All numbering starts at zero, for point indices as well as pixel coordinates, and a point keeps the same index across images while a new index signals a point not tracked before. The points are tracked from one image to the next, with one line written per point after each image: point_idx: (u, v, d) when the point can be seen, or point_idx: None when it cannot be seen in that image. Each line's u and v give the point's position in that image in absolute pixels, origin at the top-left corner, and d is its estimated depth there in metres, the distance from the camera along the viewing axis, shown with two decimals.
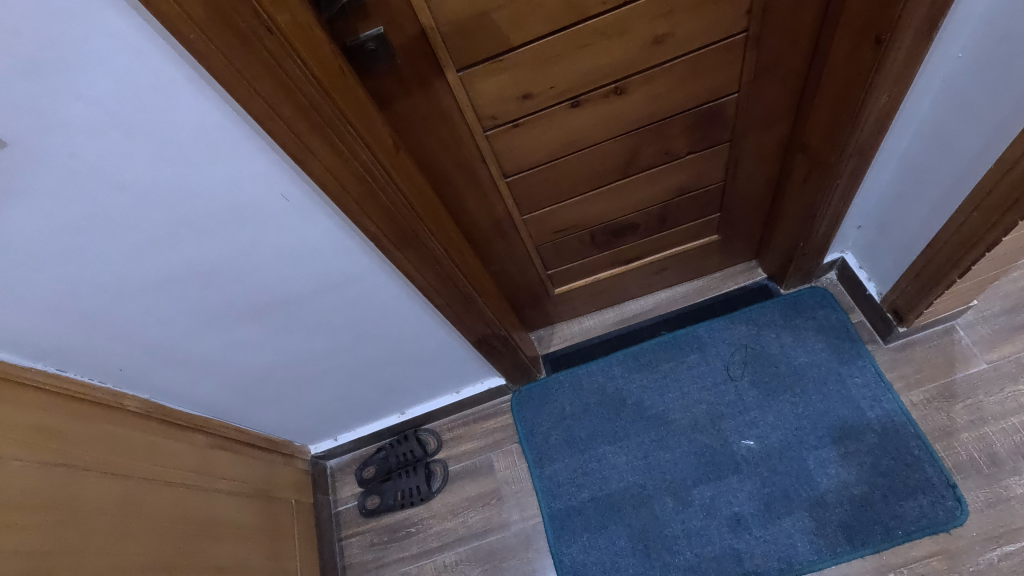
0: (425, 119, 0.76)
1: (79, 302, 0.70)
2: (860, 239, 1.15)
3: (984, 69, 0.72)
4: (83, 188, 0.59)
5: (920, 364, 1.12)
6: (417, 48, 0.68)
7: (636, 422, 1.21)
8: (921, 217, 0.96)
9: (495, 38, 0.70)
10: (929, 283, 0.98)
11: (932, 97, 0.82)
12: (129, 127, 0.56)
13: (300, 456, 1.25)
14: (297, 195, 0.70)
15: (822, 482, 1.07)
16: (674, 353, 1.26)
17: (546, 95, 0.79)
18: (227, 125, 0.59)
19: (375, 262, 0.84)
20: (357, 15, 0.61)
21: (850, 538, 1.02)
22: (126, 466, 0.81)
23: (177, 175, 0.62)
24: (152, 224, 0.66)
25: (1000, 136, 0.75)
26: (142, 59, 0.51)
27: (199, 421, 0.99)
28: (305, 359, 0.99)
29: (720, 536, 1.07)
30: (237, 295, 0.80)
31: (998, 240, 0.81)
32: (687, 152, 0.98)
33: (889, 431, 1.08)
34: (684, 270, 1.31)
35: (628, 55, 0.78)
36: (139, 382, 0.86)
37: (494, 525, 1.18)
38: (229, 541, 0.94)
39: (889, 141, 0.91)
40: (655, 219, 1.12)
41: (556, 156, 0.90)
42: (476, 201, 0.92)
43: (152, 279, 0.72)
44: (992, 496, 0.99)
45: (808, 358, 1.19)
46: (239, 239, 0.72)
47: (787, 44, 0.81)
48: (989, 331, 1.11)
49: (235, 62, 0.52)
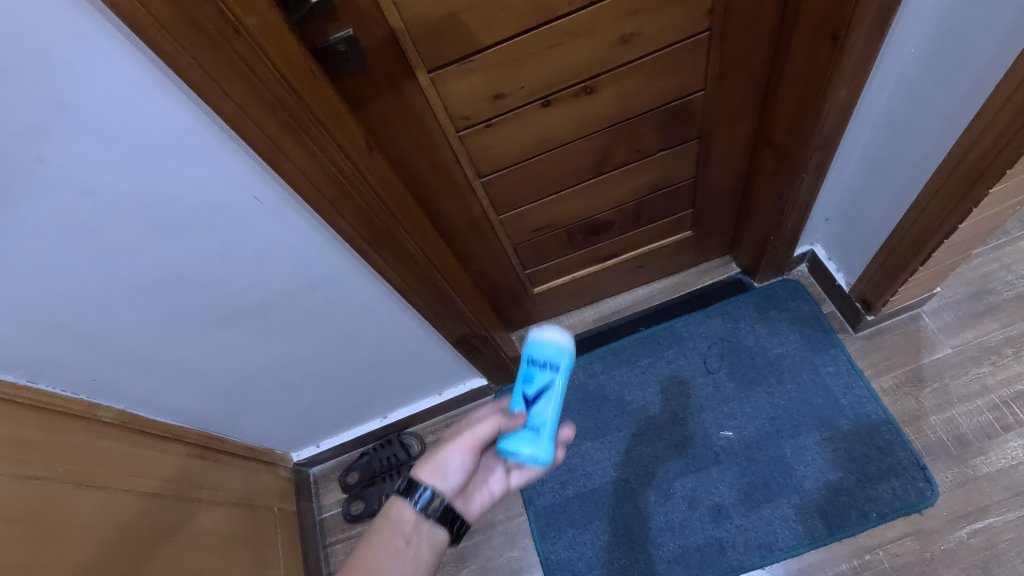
0: (398, 121, 0.76)
1: (52, 311, 0.69)
2: (828, 231, 1.18)
3: (935, 63, 0.76)
4: (50, 192, 0.58)
5: (889, 352, 1.16)
6: (388, 50, 0.68)
7: (617, 417, 1.22)
8: (883, 208, 0.99)
9: (465, 39, 0.71)
10: (894, 271, 1.01)
11: (889, 92, 0.85)
12: (99, 132, 0.56)
13: (282, 464, 1.24)
14: (270, 197, 0.70)
15: (799, 469, 1.10)
16: (653, 349, 1.28)
17: (518, 95, 0.81)
18: (199, 129, 0.60)
19: (352, 263, 0.84)
20: (327, 18, 0.62)
21: (828, 523, 1.04)
22: (103, 478, 0.79)
23: (148, 178, 0.62)
24: (124, 230, 0.65)
25: (952, 126, 0.79)
26: (110, 62, 0.52)
27: (178, 430, 0.98)
28: (285, 363, 0.99)
29: (702, 526, 1.09)
30: (213, 300, 0.80)
31: (956, 227, 0.85)
32: (658, 149, 1.00)
33: (862, 417, 1.11)
34: (660, 267, 1.33)
35: (597, 54, 0.79)
36: (114, 393, 0.85)
37: (480, 525, 1.18)
38: (214, 550, 0.93)
39: (850, 136, 0.94)
40: (629, 216, 1.14)
41: (530, 155, 0.92)
42: (453, 201, 0.93)
43: (125, 285, 0.71)
44: (960, 476, 1.02)
45: (783, 349, 1.22)
46: (213, 243, 0.72)
47: (748, 42, 0.84)
48: (953, 317, 1.15)
49: (203, 63, 0.53)
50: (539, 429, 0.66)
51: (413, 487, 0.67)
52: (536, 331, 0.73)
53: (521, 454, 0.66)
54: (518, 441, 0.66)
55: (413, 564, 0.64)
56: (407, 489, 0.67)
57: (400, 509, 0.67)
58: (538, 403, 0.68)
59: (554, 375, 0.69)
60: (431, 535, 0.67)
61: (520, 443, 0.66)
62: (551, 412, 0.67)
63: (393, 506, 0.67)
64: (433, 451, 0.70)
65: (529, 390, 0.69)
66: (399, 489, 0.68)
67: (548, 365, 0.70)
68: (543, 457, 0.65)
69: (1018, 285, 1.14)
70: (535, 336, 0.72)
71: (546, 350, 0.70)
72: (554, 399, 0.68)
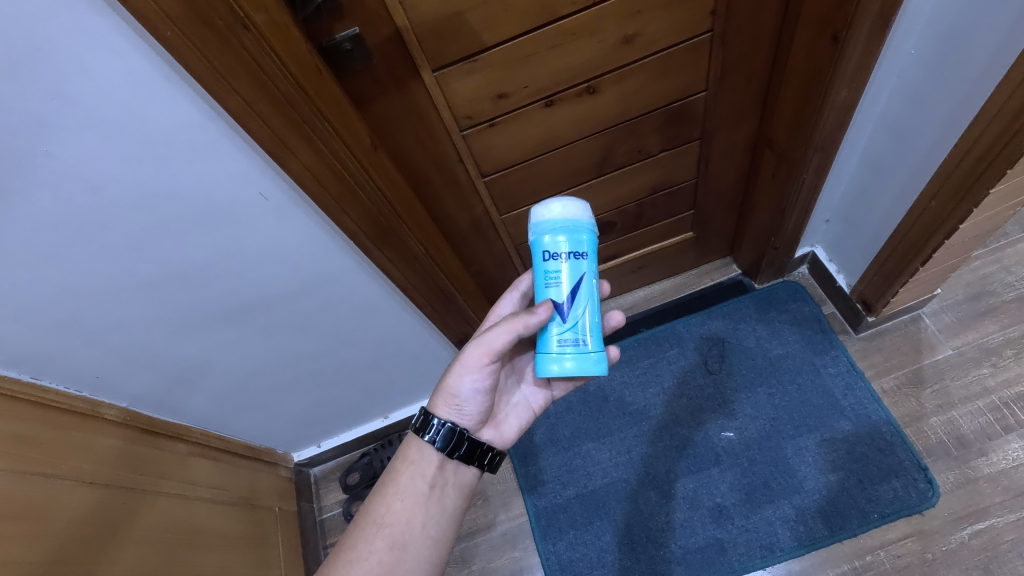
0: (402, 119, 0.77)
1: (57, 307, 0.69)
2: (828, 232, 1.19)
3: (934, 64, 0.76)
4: (57, 187, 0.58)
5: (889, 353, 1.16)
6: (393, 48, 0.69)
7: (618, 418, 1.22)
8: (884, 208, 1.00)
9: (470, 38, 0.72)
10: (894, 272, 1.02)
11: (889, 93, 0.86)
12: (107, 128, 0.56)
13: (283, 464, 1.24)
14: (276, 194, 0.70)
15: (801, 470, 1.10)
16: (654, 350, 1.28)
17: (521, 94, 0.81)
18: (205, 125, 0.60)
19: (354, 261, 0.85)
20: (332, 16, 0.63)
21: (829, 524, 1.04)
22: (107, 476, 0.79)
23: (154, 174, 0.62)
24: (130, 226, 0.66)
25: (952, 127, 0.79)
26: (120, 58, 0.52)
27: (179, 429, 0.98)
28: (287, 361, 0.99)
29: (703, 527, 1.09)
30: (217, 297, 0.80)
31: (956, 228, 0.86)
32: (660, 150, 1.01)
33: (863, 418, 1.11)
34: (661, 268, 1.34)
35: (599, 55, 0.80)
36: (117, 390, 0.85)
37: (481, 526, 1.18)
38: (215, 549, 0.92)
39: (851, 138, 0.95)
40: (631, 216, 1.15)
41: (532, 155, 0.92)
42: (455, 201, 0.93)
43: (130, 281, 0.71)
44: (961, 476, 1.02)
45: (783, 350, 1.22)
46: (218, 239, 0.72)
47: (749, 43, 0.85)
48: (953, 318, 1.15)
49: (211, 59, 0.53)
50: (585, 336, 0.63)
51: (429, 424, 0.70)
52: (543, 216, 0.62)
53: (571, 370, 0.63)
54: (571, 356, 0.62)
55: (439, 508, 0.69)
56: (425, 425, 0.70)
57: (422, 449, 0.71)
58: (575, 307, 0.62)
59: (585, 270, 0.63)
60: (455, 476, 0.72)
61: (559, 361, 0.62)
62: (590, 314, 0.64)
63: (413, 444, 0.71)
64: (446, 377, 0.71)
65: (557, 292, 0.63)
66: (414, 426, 0.72)
67: (575, 261, 0.62)
68: (599, 368, 0.63)
69: (1018, 287, 1.14)
70: (545, 227, 0.62)
71: (565, 246, 0.62)
72: (589, 300, 0.63)
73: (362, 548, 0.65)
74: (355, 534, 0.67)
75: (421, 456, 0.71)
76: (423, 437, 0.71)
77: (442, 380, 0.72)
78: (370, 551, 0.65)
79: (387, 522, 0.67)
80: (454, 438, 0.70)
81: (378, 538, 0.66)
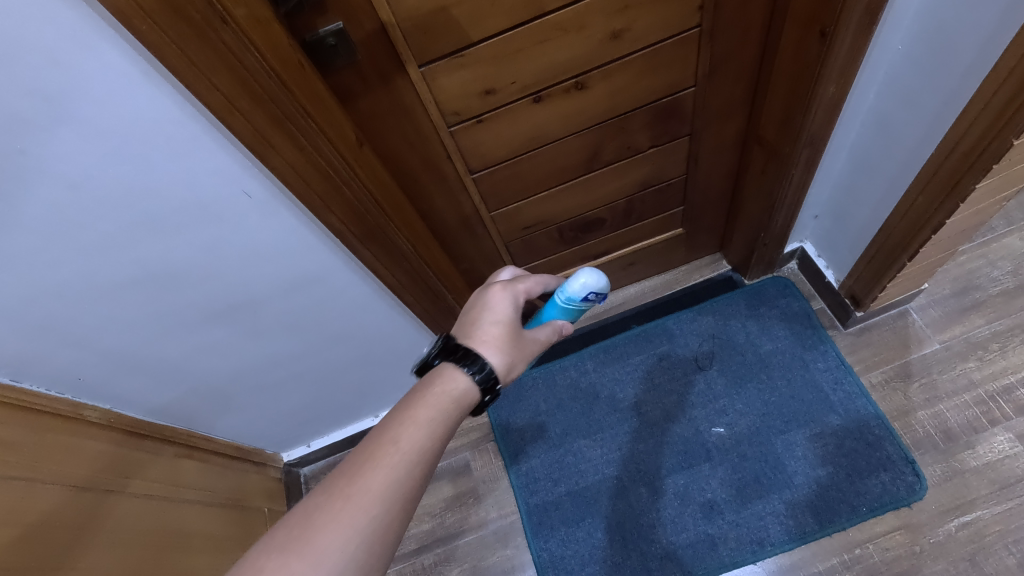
0: (389, 116, 0.76)
1: (34, 307, 0.67)
2: (817, 228, 1.19)
3: (921, 60, 0.77)
4: (33, 184, 0.57)
5: (877, 348, 1.17)
6: (377, 44, 0.68)
7: (609, 415, 1.22)
8: (872, 204, 1.00)
9: (456, 33, 0.71)
10: (882, 267, 1.02)
11: (877, 88, 0.86)
12: (82, 124, 0.55)
13: (272, 464, 1.23)
14: (259, 191, 0.69)
15: (791, 466, 1.10)
16: (644, 346, 1.28)
17: (509, 90, 0.80)
18: (185, 120, 0.59)
19: (342, 259, 0.84)
20: (315, 11, 0.61)
21: (818, 518, 1.05)
22: (89, 478, 0.77)
23: (133, 172, 0.61)
24: (110, 224, 0.64)
25: (938, 123, 0.79)
26: (95, 53, 0.51)
27: (166, 430, 0.97)
28: (275, 361, 0.98)
29: (694, 522, 1.09)
30: (201, 295, 0.79)
31: (942, 223, 0.86)
32: (649, 146, 1.00)
33: (852, 413, 1.12)
34: (652, 264, 1.34)
35: (587, 51, 0.80)
36: (99, 391, 0.84)
37: (472, 524, 1.18)
38: (202, 551, 0.91)
39: (839, 134, 0.95)
40: (620, 213, 1.14)
41: (521, 151, 0.91)
42: (443, 197, 0.93)
43: (111, 280, 0.70)
44: (948, 469, 1.03)
45: (773, 345, 1.22)
46: (203, 237, 0.71)
47: (737, 39, 0.84)
48: (941, 313, 1.16)
49: (190, 54, 0.52)
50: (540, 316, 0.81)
51: (475, 362, 0.63)
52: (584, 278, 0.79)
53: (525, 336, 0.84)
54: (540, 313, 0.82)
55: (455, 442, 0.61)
56: (475, 366, 0.63)
57: (461, 385, 0.62)
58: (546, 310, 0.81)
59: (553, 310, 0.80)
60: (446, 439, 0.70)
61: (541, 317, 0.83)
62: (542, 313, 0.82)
63: (453, 378, 0.62)
64: (506, 349, 0.67)
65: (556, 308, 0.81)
66: (456, 358, 0.64)
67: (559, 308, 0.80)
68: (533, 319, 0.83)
69: (1004, 281, 1.15)
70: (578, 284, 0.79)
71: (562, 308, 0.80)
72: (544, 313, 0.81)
73: (375, 489, 0.52)
74: (362, 464, 0.53)
75: (463, 397, 0.62)
76: (467, 372, 0.63)
77: (501, 344, 0.67)
78: (404, 475, 0.54)
79: (417, 454, 0.55)
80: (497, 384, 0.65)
81: (406, 466, 0.54)
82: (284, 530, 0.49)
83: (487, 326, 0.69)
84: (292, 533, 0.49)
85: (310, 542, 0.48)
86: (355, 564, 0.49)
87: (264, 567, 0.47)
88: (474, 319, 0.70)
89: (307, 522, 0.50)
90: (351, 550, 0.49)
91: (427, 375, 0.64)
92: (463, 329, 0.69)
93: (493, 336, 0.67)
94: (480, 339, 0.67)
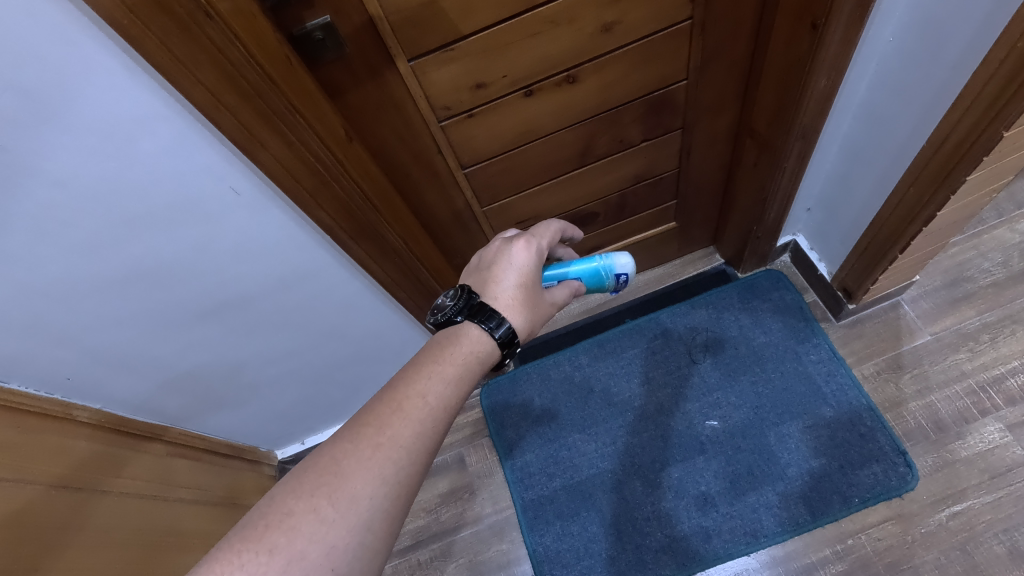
0: (379, 111, 0.75)
1: (21, 306, 0.67)
2: (810, 221, 1.20)
3: (912, 51, 0.76)
4: (16, 181, 0.56)
5: (869, 340, 1.18)
6: (366, 38, 0.67)
7: (604, 409, 1.22)
8: (864, 196, 1.00)
9: (446, 27, 0.70)
10: (874, 259, 1.03)
11: (869, 80, 0.86)
12: (64, 120, 0.54)
13: (267, 462, 1.23)
14: (247, 188, 0.68)
15: (783, 458, 1.11)
16: (638, 340, 1.28)
17: (500, 84, 0.80)
18: (169, 115, 0.58)
19: (333, 256, 0.83)
20: (302, 4, 0.60)
21: (811, 509, 1.05)
22: (79, 479, 0.77)
23: (119, 169, 0.60)
24: (97, 221, 0.63)
25: (929, 115, 0.79)
26: (77, 48, 0.50)
27: (158, 429, 0.96)
28: (268, 358, 0.97)
29: (688, 515, 1.10)
30: (192, 293, 0.78)
31: (933, 215, 0.87)
32: (642, 139, 1.00)
33: (844, 405, 1.12)
34: (645, 258, 1.33)
35: (578, 44, 0.79)
36: (90, 391, 0.83)
37: (467, 519, 1.18)
38: (192, 549, 0.91)
39: (831, 126, 0.95)
40: (613, 207, 1.14)
41: (513, 145, 0.91)
42: (435, 192, 0.92)
43: (100, 278, 0.69)
44: (939, 460, 1.04)
45: (766, 339, 1.22)
46: (192, 235, 0.70)
47: (729, 31, 0.84)
48: (932, 304, 1.17)
49: (174, 49, 0.51)
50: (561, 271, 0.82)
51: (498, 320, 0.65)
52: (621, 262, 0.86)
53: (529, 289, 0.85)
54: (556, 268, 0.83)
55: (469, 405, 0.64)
56: (498, 326, 0.65)
57: (481, 343, 0.65)
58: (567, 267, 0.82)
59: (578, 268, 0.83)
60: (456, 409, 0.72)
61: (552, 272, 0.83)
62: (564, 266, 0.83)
63: (473, 335, 0.65)
64: (525, 304, 0.70)
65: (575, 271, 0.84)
66: (475, 317, 0.66)
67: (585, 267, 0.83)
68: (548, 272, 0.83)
69: (994, 272, 1.16)
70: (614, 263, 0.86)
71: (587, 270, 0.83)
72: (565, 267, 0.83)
73: (399, 437, 0.54)
74: (388, 415, 0.55)
75: (482, 355, 0.65)
76: (486, 329, 0.65)
77: (519, 298, 0.70)
78: (424, 427, 0.56)
79: (436, 408, 0.58)
80: (516, 341, 0.67)
81: (427, 418, 0.56)
82: (313, 474, 0.50)
83: (507, 281, 0.70)
84: (320, 478, 0.50)
85: (340, 486, 0.50)
86: (382, 513, 0.50)
87: (293, 511, 0.48)
88: (498, 277, 0.71)
89: (336, 468, 0.51)
90: (380, 500, 0.51)
91: (448, 333, 0.66)
92: (486, 285, 0.71)
93: (514, 292, 0.70)
94: (501, 294, 0.69)
